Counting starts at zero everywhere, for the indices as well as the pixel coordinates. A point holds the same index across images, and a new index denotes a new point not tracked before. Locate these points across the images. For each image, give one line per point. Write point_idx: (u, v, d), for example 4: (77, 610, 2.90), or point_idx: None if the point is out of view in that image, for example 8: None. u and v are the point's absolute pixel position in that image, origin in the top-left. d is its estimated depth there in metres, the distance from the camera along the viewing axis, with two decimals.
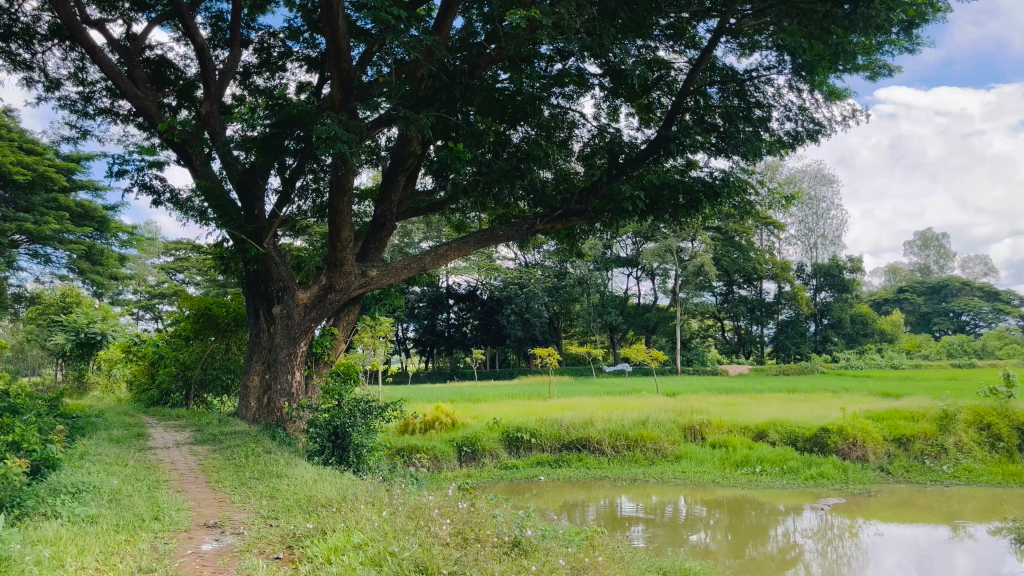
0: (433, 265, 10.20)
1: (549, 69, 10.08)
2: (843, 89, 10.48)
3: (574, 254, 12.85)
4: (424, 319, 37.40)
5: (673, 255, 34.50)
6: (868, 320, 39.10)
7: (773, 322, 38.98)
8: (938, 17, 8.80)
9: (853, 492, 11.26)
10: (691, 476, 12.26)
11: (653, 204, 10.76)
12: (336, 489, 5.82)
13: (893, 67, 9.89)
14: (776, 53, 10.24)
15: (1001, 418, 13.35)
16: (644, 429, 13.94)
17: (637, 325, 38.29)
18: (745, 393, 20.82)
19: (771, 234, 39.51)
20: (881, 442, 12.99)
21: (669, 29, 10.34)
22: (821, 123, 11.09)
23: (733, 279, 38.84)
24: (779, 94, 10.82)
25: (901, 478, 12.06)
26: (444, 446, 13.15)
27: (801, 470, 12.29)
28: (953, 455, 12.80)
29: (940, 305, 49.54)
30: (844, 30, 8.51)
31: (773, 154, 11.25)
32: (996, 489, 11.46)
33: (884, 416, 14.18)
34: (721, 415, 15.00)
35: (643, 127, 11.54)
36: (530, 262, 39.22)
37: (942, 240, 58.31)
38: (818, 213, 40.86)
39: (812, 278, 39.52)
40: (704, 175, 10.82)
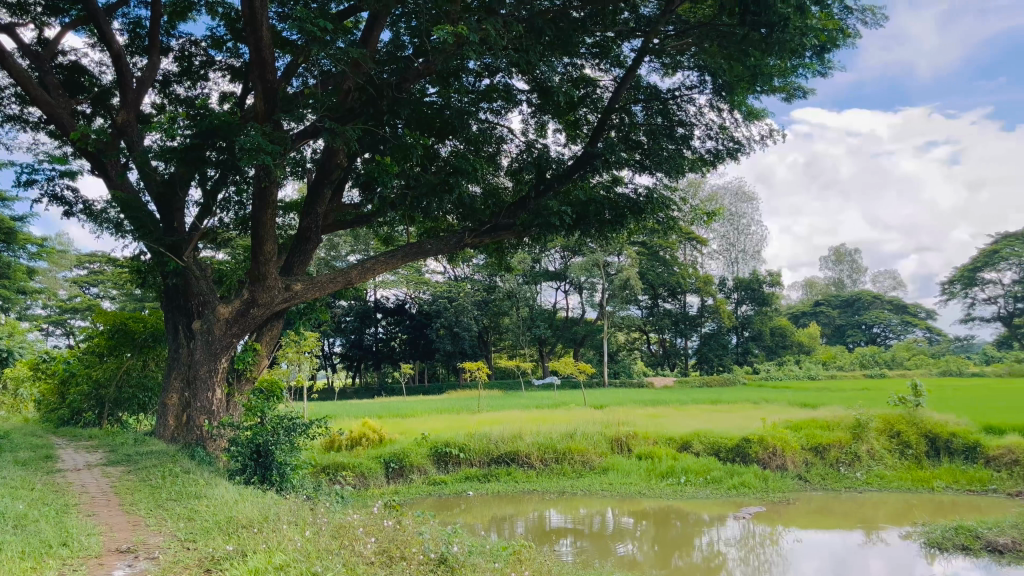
0: (359, 279, 10.04)
1: (477, 84, 10.14)
2: (761, 109, 10.85)
3: (502, 268, 12.88)
4: (351, 333, 36.87)
5: (600, 269, 34.99)
6: (786, 332, 40.39)
7: (696, 334, 39.87)
8: (848, 43, 9.20)
9: (773, 500, 11.57)
10: (618, 487, 12.38)
11: (580, 219, 10.82)
12: (257, 509, 5.68)
13: (808, 89, 10.32)
14: (697, 73, 10.58)
15: (910, 426, 13.92)
16: (572, 441, 14.06)
17: (565, 338, 38.63)
18: (670, 405, 21.13)
19: (694, 249, 40.44)
20: (798, 450, 13.41)
21: (595, 47, 10.54)
22: (740, 142, 11.45)
23: (659, 293, 39.58)
24: (700, 112, 11.17)
25: (817, 486, 12.47)
26: (372, 463, 12.97)
27: (724, 480, 12.58)
28: (866, 463, 13.29)
29: (853, 318, 51.49)
30: (761, 52, 8.61)
31: (695, 171, 11.55)
32: (906, 495, 11.95)
33: (802, 426, 14.60)
34: (647, 427, 15.22)
35: (570, 143, 11.71)
36: (459, 275, 39.14)
37: (855, 255, 60.75)
38: (738, 229, 42.03)
39: (733, 292, 40.39)
40: (629, 191, 11.05)
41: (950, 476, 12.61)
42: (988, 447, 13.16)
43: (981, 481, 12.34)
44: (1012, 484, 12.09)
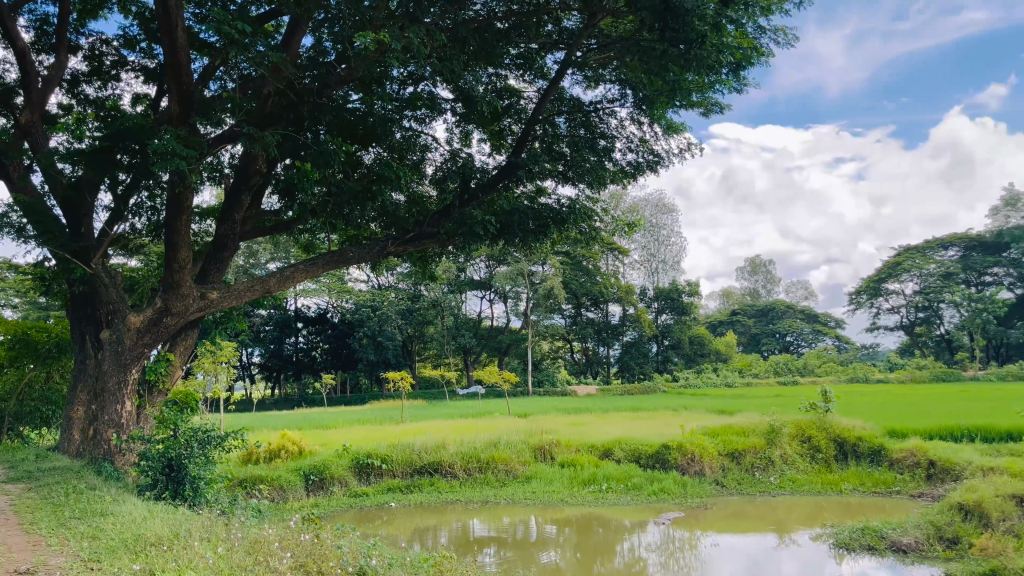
0: (278, 287, 9.83)
1: (401, 92, 10.11)
2: (680, 123, 11.14)
3: (426, 277, 12.80)
4: (271, 343, 36.00)
5: (524, 279, 35.17)
6: (704, 340, 41.40)
7: (618, 343, 40.46)
8: (761, 61, 9.56)
9: (691, 505, 11.82)
10: (540, 496, 12.44)
11: (503, 229, 10.81)
12: (168, 525, 5.50)
13: (724, 105, 10.66)
14: (618, 86, 10.80)
15: (820, 431, 14.43)
16: (495, 450, 14.07)
17: (490, 347, 38.62)
18: (593, 413, 21.36)
19: (616, 259, 41.06)
20: (715, 456, 13.74)
21: (518, 58, 10.64)
22: (660, 155, 11.72)
23: (582, 302, 40.04)
24: (621, 125, 11.38)
25: (733, 491, 12.80)
26: (290, 475, 12.69)
27: (644, 486, 12.79)
28: (779, 467, 13.72)
29: (767, 326, 53.18)
30: (679, 67, 8.81)
31: (616, 183, 11.75)
32: (816, 497, 12.40)
33: (718, 432, 14.97)
34: (569, 435, 15.35)
35: (495, 152, 11.76)
36: (382, 284, 38.72)
37: (768, 267, 62.84)
38: (658, 240, 42.92)
39: (654, 301, 41.00)
40: (552, 202, 11.19)
41: (858, 478, 13.14)
42: (891, 450, 13.78)
43: (885, 483, 12.88)
44: (913, 485, 12.68)
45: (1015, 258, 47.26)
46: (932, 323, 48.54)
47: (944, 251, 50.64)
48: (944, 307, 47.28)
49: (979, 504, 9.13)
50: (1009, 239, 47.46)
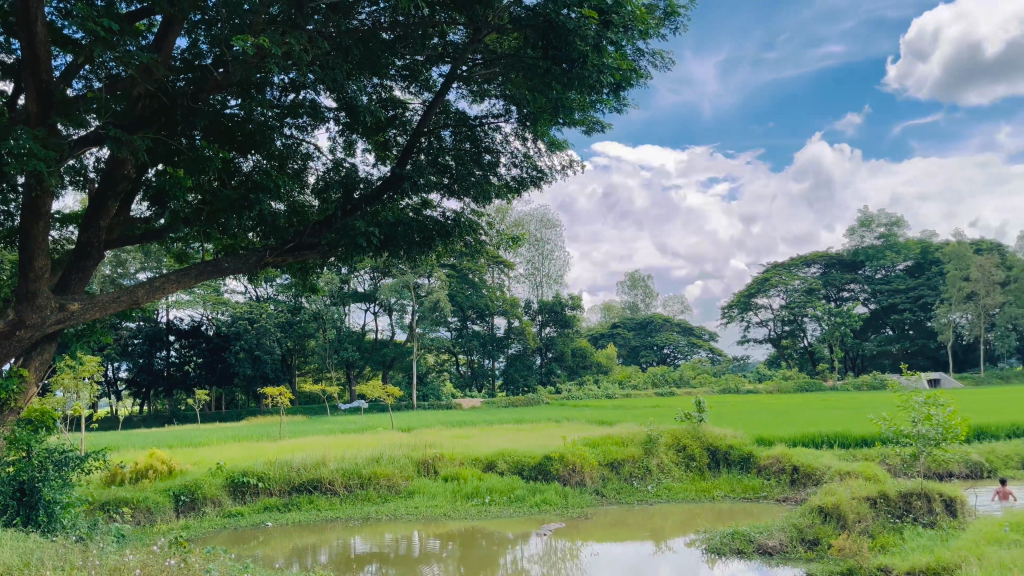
0: (147, 298, 9.22)
1: (283, 98, 9.85)
2: (562, 139, 11.35)
3: (307, 289, 12.46)
4: (139, 358, 33.97)
5: (410, 291, 34.88)
6: (586, 353, 42.31)
7: (503, 355, 40.74)
8: (640, 83, 9.95)
9: (572, 516, 12.01)
10: (422, 510, 12.32)
11: (388, 241, 10.57)
12: (18, 554, 5.11)
13: (604, 124, 10.97)
14: (503, 102, 10.93)
15: (694, 440, 14.99)
16: (377, 465, 13.81)
17: (374, 361, 37.85)
18: (477, 425, 21.37)
19: (501, 272, 41.39)
20: (595, 466, 14.00)
21: (404, 69, 10.60)
22: (544, 170, 11.92)
23: (467, 315, 40.04)
24: (506, 140, 11.51)
25: (612, 500, 13.10)
26: (158, 497, 12.04)
27: (526, 498, 12.90)
28: (656, 476, 14.13)
29: (646, 339, 54.87)
30: (563, 86, 9.03)
31: (501, 197, 11.87)
32: (691, 505, 12.83)
33: (598, 443, 15.28)
34: (452, 449, 15.28)
35: (379, 163, 11.63)
36: (261, 296, 37.49)
37: (646, 281, 64.86)
38: (543, 254, 43.57)
39: (538, 315, 41.64)
40: (437, 215, 11.21)
41: (729, 485, 13.70)
42: (759, 457, 14.42)
43: (753, 489, 13.50)
44: (778, 490, 13.35)
45: (869, 275, 50.84)
46: (796, 335, 51.37)
47: (807, 268, 53.87)
48: (807, 320, 50.17)
49: (837, 505, 9.66)
50: (864, 257, 51.04)
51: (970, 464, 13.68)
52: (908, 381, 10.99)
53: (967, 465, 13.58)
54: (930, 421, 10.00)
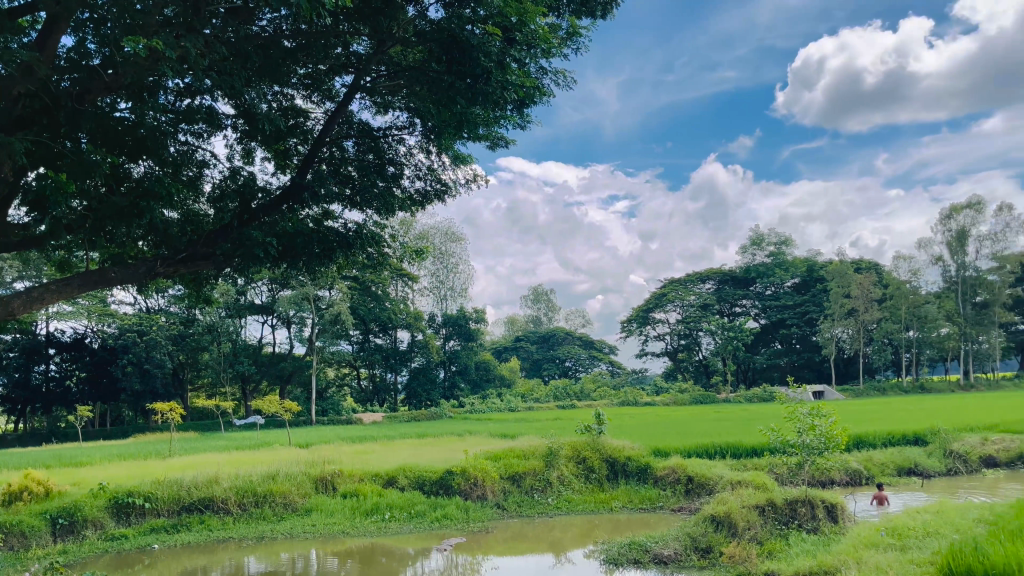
0: (24, 310, 8.56)
1: (177, 104, 9.53)
2: (466, 153, 11.40)
3: (201, 300, 12.02)
4: (14, 372, 32.09)
5: (310, 303, 34.11)
6: (489, 366, 42.44)
7: (406, 368, 39.94)
8: (543, 101, 10.13)
9: (472, 530, 11.99)
10: (320, 528, 12.03)
11: (287, 252, 10.39)
12: None
13: (508, 140, 11.11)
14: (407, 115, 10.92)
15: (594, 452, 15.25)
16: (273, 482, 13.38)
17: (271, 375, 36.87)
18: (378, 441, 21.08)
19: (404, 285, 41.08)
20: (497, 480, 14.03)
21: (307, 78, 10.44)
22: (447, 184, 11.94)
23: (370, 328, 39.36)
24: (409, 153, 11.48)
25: (513, 514, 13.15)
26: (33, 521, 11.35)
27: (428, 513, 12.80)
28: (556, 488, 14.28)
29: (548, 352, 55.49)
30: (468, 100, 9.09)
31: (404, 210, 11.84)
32: (589, 517, 13.01)
33: (499, 456, 15.29)
34: (352, 464, 14.94)
35: (279, 172, 11.39)
36: (151, 307, 35.93)
37: (550, 295, 65.71)
38: (446, 267, 43.49)
39: (441, 328, 41.54)
40: (338, 226, 11.07)
41: (627, 496, 13.96)
42: (656, 468, 14.76)
43: (650, 499, 13.81)
44: (674, 500, 13.69)
45: (759, 291, 53.14)
46: (692, 349, 53.01)
47: (703, 283, 55.74)
48: (702, 334, 51.90)
49: (729, 514, 9.92)
50: (755, 274, 53.30)
51: (850, 471, 14.40)
52: (794, 393, 11.49)
53: (847, 473, 14.30)
54: (813, 431, 10.46)
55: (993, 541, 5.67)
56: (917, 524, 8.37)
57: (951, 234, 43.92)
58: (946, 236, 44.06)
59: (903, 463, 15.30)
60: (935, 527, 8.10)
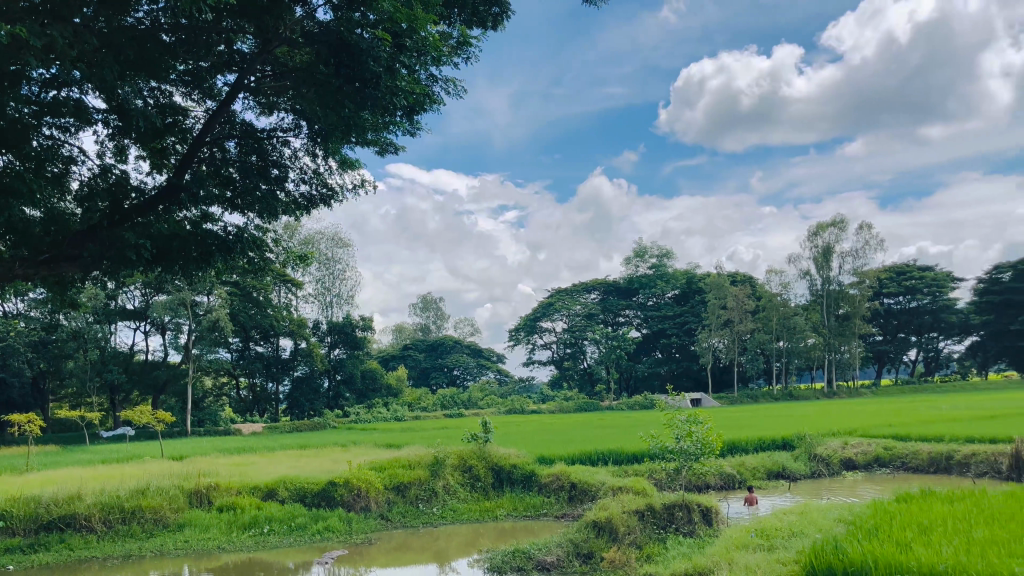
0: None
1: (42, 96, 8.94)
2: (354, 158, 11.23)
3: (64, 303, 11.27)
4: None
5: (187, 309, 32.54)
6: (376, 375, 41.82)
7: (288, 378, 39.22)
8: (433, 108, 10.12)
9: (355, 542, 11.78)
10: (193, 544, 11.53)
11: (161, 256, 9.94)
12: None
13: (397, 146, 11.04)
14: (292, 117, 10.68)
15: (480, 461, 15.28)
16: (143, 497, 12.69)
17: (143, 385, 35.01)
18: (258, 453, 20.43)
19: (288, 292, 39.99)
20: (381, 491, 13.81)
21: (187, 75, 10.02)
22: (334, 188, 11.71)
23: (251, 336, 37.98)
24: (295, 156, 11.20)
25: (397, 524, 13.00)
26: None
27: (309, 525, 12.47)
28: (441, 497, 14.23)
29: (436, 361, 55.28)
30: (356, 105, 8.97)
31: (288, 214, 11.54)
32: (473, 526, 12.99)
33: (384, 466, 15.05)
34: (229, 477, 14.37)
35: (154, 171, 10.86)
36: (10, 312, 33.48)
37: (438, 303, 65.53)
38: (332, 273, 42.65)
39: (326, 336, 40.64)
40: (217, 229, 10.66)
41: (511, 504, 14.05)
42: (540, 475, 14.92)
43: (534, 507, 13.94)
44: (558, 507, 13.88)
45: (641, 303, 54.97)
46: (577, 357, 54.00)
47: (588, 294, 56.96)
48: (586, 344, 52.98)
49: (610, 519, 10.14)
50: (637, 285, 55.18)
51: (725, 476, 15.03)
52: (674, 401, 11.88)
53: (721, 477, 14.92)
54: (690, 437, 10.86)
55: (851, 540, 6.05)
56: (783, 524, 8.83)
57: (817, 250, 46.61)
58: (813, 252, 46.73)
59: (772, 467, 16.09)
60: (800, 526, 8.56)
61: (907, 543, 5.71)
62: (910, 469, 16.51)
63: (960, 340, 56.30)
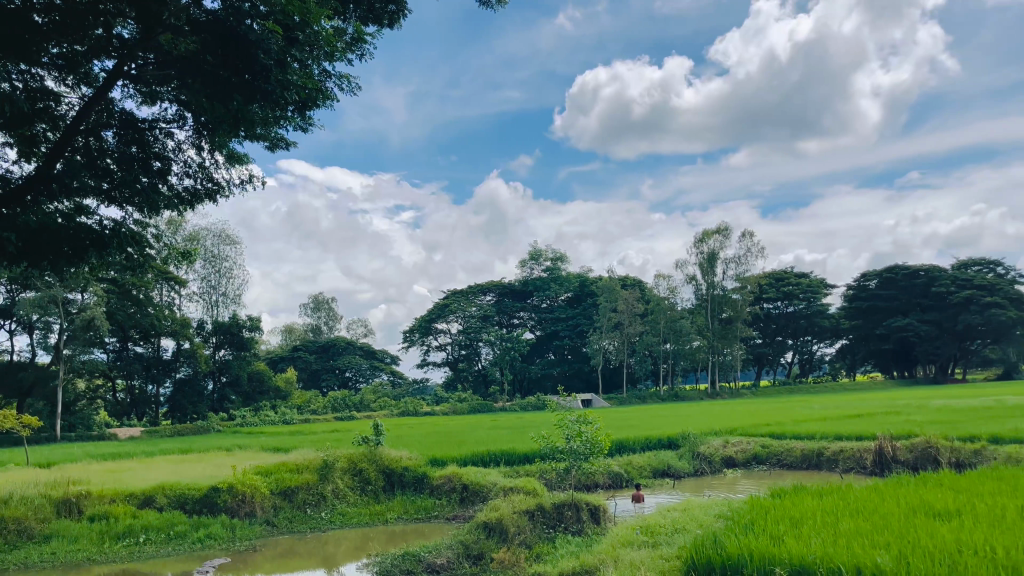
0: None
1: None
2: (242, 153, 10.90)
3: None
4: None
5: (58, 307, 30.63)
6: (264, 376, 40.60)
7: (169, 380, 37.53)
8: (326, 105, 9.96)
9: (237, 549, 11.40)
10: (61, 556, 10.88)
11: (29, 249, 9.35)
12: None
13: (288, 141, 10.80)
14: (177, 108, 10.28)
15: (369, 463, 15.10)
16: (4, 508, 11.87)
17: (6, 388, 32.63)
18: (135, 458, 19.43)
19: (170, 289, 38.31)
20: (267, 495, 13.42)
21: (60, 59, 9.46)
22: (219, 183, 11.32)
23: (129, 336, 36.09)
24: (178, 148, 10.77)
25: (283, 530, 12.65)
26: None
27: (189, 532, 11.98)
28: (330, 501, 13.92)
29: (327, 363, 54.18)
30: (246, 98, 8.73)
31: (170, 209, 11.08)
32: (362, 530, 12.80)
33: (270, 470, 14.66)
34: (102, 485, 13.62)
35: (22, 160, 10.21)
36: None
37: (330, 304, 64.25)
38: (219, 271, 41.17)
39: (211, 336, 39.09)
40: (93, 223, 10.12)
41: (402, 507, 13.91)
42: (432, 477, 14.86)
43: (425, 509, 13.86)
44: (449, 509, 13.85)
45: (536, 305, 56.13)
46: (472, 359, 54.04)
47: (483, 296, 57.10)
48: (481, 345, 53.10)
49: (500, 519, 10.20)
50: (532, 287, 55.78)
51: (613, 474, 15.39)
52: (564, 401, 12.04)
53: (609, 476, 15.25)
54: (580, 437, 11.04)
55: (730, 534, 6.32)
56: (667, 521, 9.10)
57: (703, 256, 48.35)
58: (699, 258, 48.43)
59: (657, 465, 16.58)
60: (682, 522, 8.84)
61: (782, 536, 5.99)
62: (784, 466, 17.35)
63: (832, 342, 59.65)
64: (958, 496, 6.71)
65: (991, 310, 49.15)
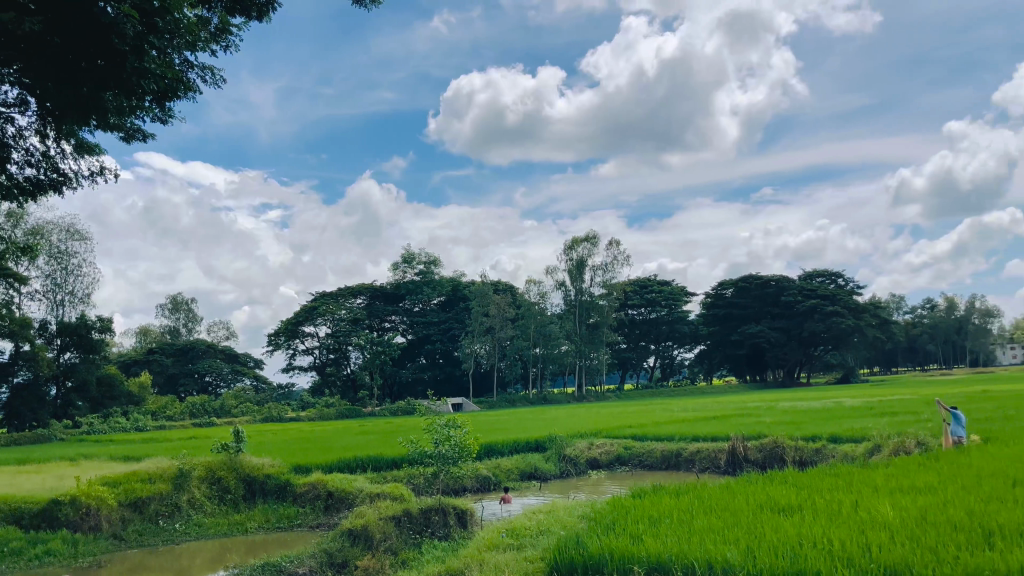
0: None
1: None
2: (94, 143, 10.28)
3: None
4: None
5: None
6: (114, 381, 38.18)
7: (6, 385, 34.56)
8: (186, 95, 9.56)
9: (80, 566, 10.63)
10: None
11: None
12: None
13: (145, 133, 10.31)
14: (19, 91, 9.57)
15: (228, 471, 14.53)
16: None
17: None
18: None
19: (9, 287, 35.36)
20: (115, 507, 12.61)
21: None
22: (66, 174, 10.62)
23: None
24: (20, 135, 10.02)
25: (133, 543, 11.93)
26: None
27: (26, 549, 11.07)
28: (184, 512, 13.26)
29: (185, 366, 51.70)
30: (97, 82, 8.25)
31: (9, 199, 10.28)
32: (219, 541, 12.25)
33: (118, 479, 13.80)
34: None
35: None
36: None
37: (190, 305, 61.28)
38: (66, 269, 38.46)
39: (56, 338, 36.37)
40: None
41: (263, 516, 13.44)
42: (296, 485, 14.45)
43: (288, 517, 13.43)
44: (313, 517, 13.45)
45: (408, 308, 55.79)
46: (340, 363, 52.95)
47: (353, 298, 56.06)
48: (350, 349, 52.10)
49: (365, 526, 10.04)
50: (404, 290, 55.25)
51: (481, 478, 15.49)
52: (433, 405, 11.95)
53: (477, 479, 15.35)
54: (448, 441, 11.03)
55: (591, 535, 6.44)
56: (531, 523, 9.27)
57: (572, 263, 49.48)
58: (568, 264, 49.53)
59: (525, 467, 16.82)
60: (547, 524, 9.00)
61: (639, 535, 6.18)
62: (645, 466, 17.98)
63: (691, 348, 62.46)
64: (800, 492, 7.15)
65: (832, 318, 52.83)
